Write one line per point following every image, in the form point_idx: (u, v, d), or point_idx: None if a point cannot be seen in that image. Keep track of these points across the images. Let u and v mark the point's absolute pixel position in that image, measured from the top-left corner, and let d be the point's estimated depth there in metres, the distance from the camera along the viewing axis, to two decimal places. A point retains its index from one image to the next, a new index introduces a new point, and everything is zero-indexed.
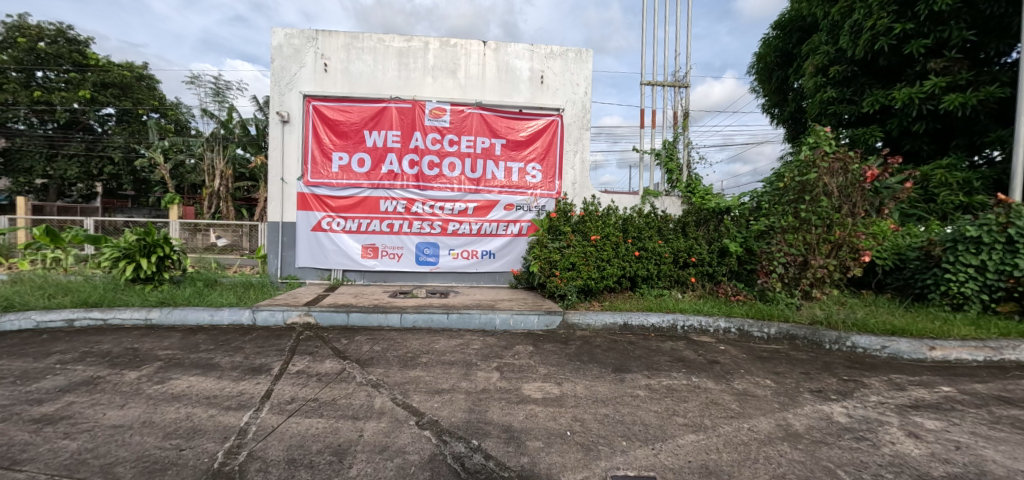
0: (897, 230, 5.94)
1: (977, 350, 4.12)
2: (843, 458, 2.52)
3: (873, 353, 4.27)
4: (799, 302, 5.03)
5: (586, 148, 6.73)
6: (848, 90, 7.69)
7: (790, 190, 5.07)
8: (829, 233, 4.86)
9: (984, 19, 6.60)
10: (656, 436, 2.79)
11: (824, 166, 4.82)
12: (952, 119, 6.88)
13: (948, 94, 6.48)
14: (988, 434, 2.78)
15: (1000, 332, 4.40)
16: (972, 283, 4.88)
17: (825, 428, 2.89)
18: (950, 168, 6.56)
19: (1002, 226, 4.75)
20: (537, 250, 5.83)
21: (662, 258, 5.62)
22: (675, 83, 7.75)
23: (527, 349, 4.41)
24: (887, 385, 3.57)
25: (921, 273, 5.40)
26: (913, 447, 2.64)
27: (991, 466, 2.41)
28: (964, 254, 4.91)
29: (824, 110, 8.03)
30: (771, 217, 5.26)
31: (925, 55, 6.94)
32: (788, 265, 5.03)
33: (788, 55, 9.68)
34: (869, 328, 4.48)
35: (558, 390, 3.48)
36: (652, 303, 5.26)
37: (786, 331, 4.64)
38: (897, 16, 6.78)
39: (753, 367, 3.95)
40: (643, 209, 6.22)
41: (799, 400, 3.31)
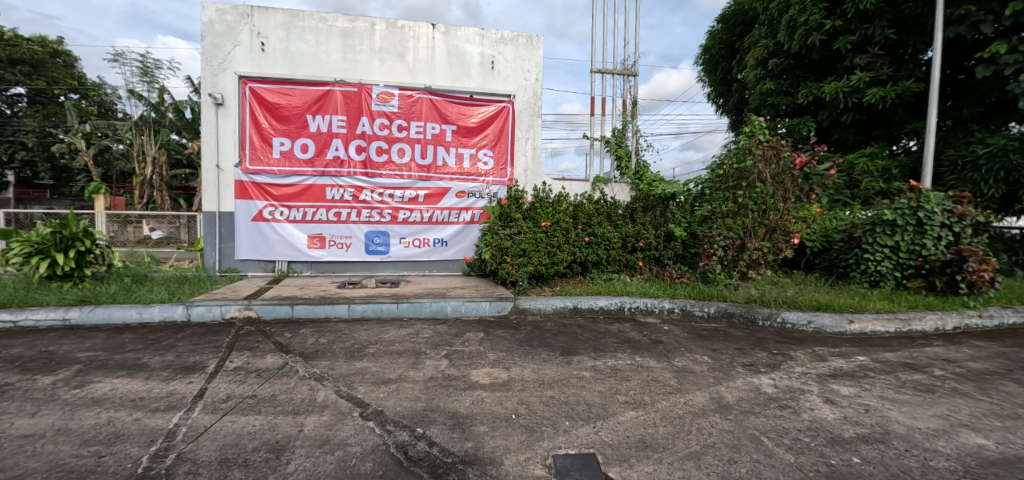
0: (824, 214, 6.36)
1: (889, 322, 4.54)
2: (767, 425, 2.72)
3: (801, 328, 4.56)
4: (737, 282, 5.32)
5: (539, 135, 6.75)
6: (784, 83, 8.14)
7: (729, 177, 5.30)
8: (765, 218, 5.18)
9: (904, 18, 7.04)
10: (599, 415, 2.88)
11: (760, 153, 5.11)
12: (875, 111, 7.41)
13: (871, 88, 6.97)
14: (894, 398, 3.07)
15: (909, 304, 4.88)
16: (887, 262, 5.34)
17: (754, 398, 3.09)
18: (873, 156, 7.11)
19: (914, 209, 5.21)
20: (489, 238, 5.74)
21: (612, 243, 5.75)
22: (624, 71, 7.82)
23: (477, 335, 4.40)
24: (810, 357, 3.86)
25: (845, 254, 5.84)
26: (829, 412, 2.88)
27: (894, 426, 2.67)
28: (882, 236, 5.37)
29: (764, 100, 8.44)
30: (713, 202, 5.48)
31: (852, 50, 7.40)
32: (727, 248, 5.29)
33: (731, 48, 10.09)
34: (798, 305, 4.80)
35: (506, 375, 3.52)
36: (601, 287, 5.39)
37: (724, 309, 4.87)
38: (828, 12, 7.17)
39: (693, 345, 4.15)
40: (593, 196, 6.31)
41: (733, 374, 3.51)
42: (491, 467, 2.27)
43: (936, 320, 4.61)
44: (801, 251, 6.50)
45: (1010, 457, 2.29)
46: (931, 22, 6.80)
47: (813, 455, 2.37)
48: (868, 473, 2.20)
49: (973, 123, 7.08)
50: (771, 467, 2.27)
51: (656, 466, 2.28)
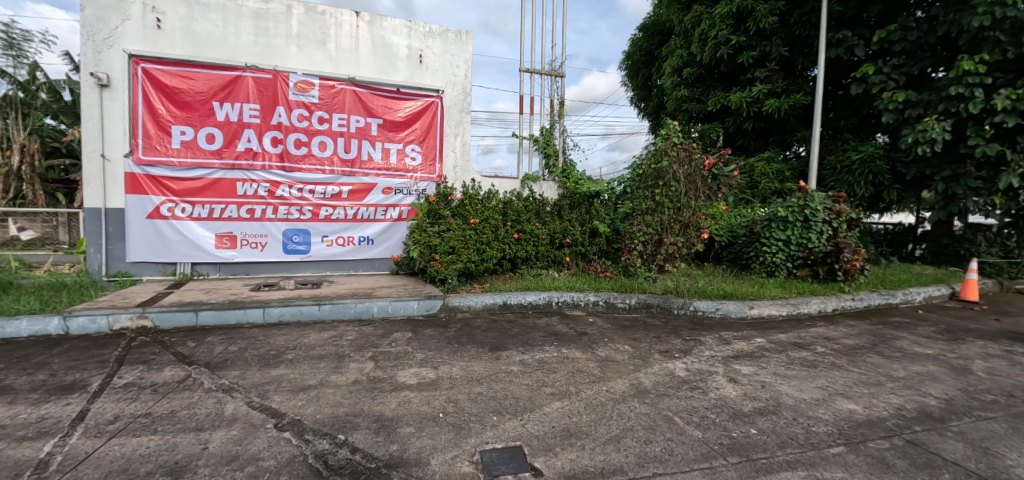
0: (729, 212, 7.03)
1: (782, 306, 5.14)
2: (680, 406, 2.94)
3: (709, 315, 5.02)
4: (656, 274, 5.72)
5: (469, 132, 6.75)
6: (697, 91, 8.90)
7: (648, 177, 5.68)
8: (679, 214, 5.66)
9: (795, 38, 7.97)
10: (526, 407, 2.95)
11: (674, 155, 5.58)
12: (771, 120, 8.33)
13: (768, 99, 7.81)
14: (785, 374, 3.48)
15: (798, 291, 5.56)
16: (782, 254, 6.04)
17: (668, 382, 3.33)
18: (769, 160, 8.05)
19: (801, 207, 5.93)
20: (417, 235, 5.59)
21: (540, 239, 5.89)
22: (552, 72, 8.05)
23: (405, 335, 4.30)
24: (717, 341, 4.26)
25: (748, 247, 6.48)
26: (732, 389, 3.19)
27: (784, 398, 3.03)
28: (776, 230, 6.06)
29: (680, 106, 9.21)
30: (634, 200, 5.80)
31: (753, 65, 8.24)
32: (647, 243, 5.65)
33: (651, 55, 10.80)
34: (707, 294, 5.26)
35: (434, 373, 3.47)
36: (530, 282, 5.50)
37: (643, 300, 5.18)
38: (734, 29, 7.92)
39: (616, 335, 4.39)
40: (522, 194, 6.40)
41: (650, 361, 3.75)
42: (416, 468, 2.23)
43: (820, 303, 5.29)
44: (710, 245, 7.12)
45: (873, 419, 2.70)
46: (816, 43, 7.75)
47: (718, 430, 2.61)
48: (763, 442, 2.47)
49: (849, 133, 8.21)
50: (682, 444, 2.47)
51: (579, 453, 2.38)
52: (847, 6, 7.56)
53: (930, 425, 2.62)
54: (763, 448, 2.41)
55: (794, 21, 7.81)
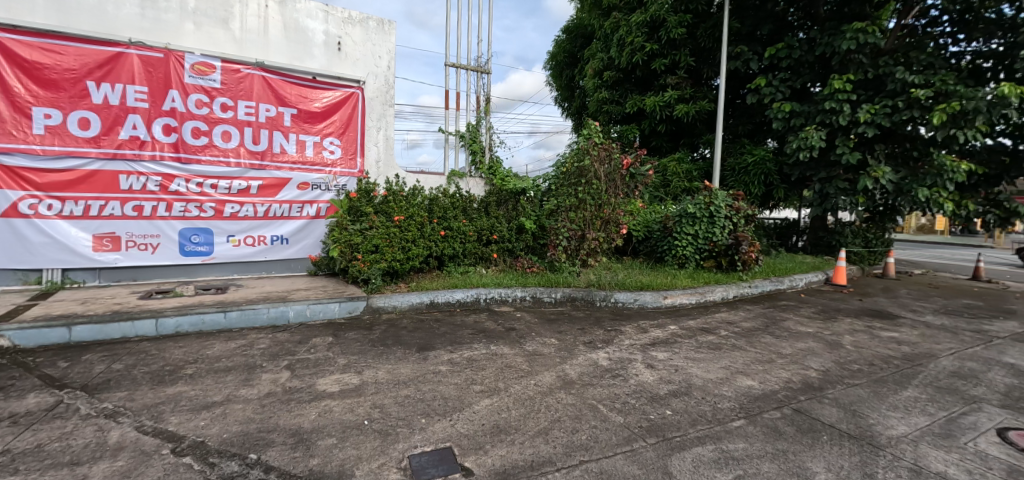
0: (646, 208, 7.58)
1: (692, 295, 5.63)
2: (604, 394, 3.09)
3: (629, 305, 5.35)
4: (580, 268, 5.98)
5: (392, 126, 6.53)
6: (616, 94, 9.45)
7: (571, 175, 6.12)
8: (600, 211, 6.08)
9: (700, 49, 8.67)
10: (455, 407, 2.93)
11: (594, 154, 6.08)
12: (680, 124, 9.08)
13: (678, 104, 8.51)
14: (695, 357, 3.82)
15: (705, 280, 6.16)
16: (691, 247, 6.62)
17: (593, 372, 3.49)
18: (680, 161, 8.70)
19: (708, 204, 6.55)
20: (337, 233, 5.30)
21: (467, 236, 5.87)
22: (479, 68, 8.04)
23: (325, 340, 4.05)
24: (636, 330, 4.56)
25: (663, 241, 7.01)
26: (650, 375, 3.43)
27: (694, 379, 3.33)
28: (686, 225, 6.64)
29: (601, 107, 9.59)
30: (558, 197, 6.17)
31: (665, 72, 8.93)
32: (571, 239, 6.00)
33: (574, 57, 11.30)
34: (627, 286, 5.61)
35: (358, 379, 3.32)
36: (457, 280, 5.47)
37: (569, 294, 5.44)
38: (648, 36, 8.59)
39: (542, 329, 4.52)
40: (448, 190, 6.36)
41: (575, 352, 3.91)
42: None
43: (723, 291, 5.90)
44: (628, 240, 7.60)
45: (768, 392, 3.07)
46: (718, 55, 8.53)
47: (638, 413, 2.80)
48: (677, 421, 2.69)
49: (745, 137, 9.21)
50: (605, 430, 2.61)
51: (510, 448, 2.42)
52: (744, 23, 8.46)
53: (811, 394, 3.04)
54: (677, 427, 2.63)
55: (700, 34, 8.54)
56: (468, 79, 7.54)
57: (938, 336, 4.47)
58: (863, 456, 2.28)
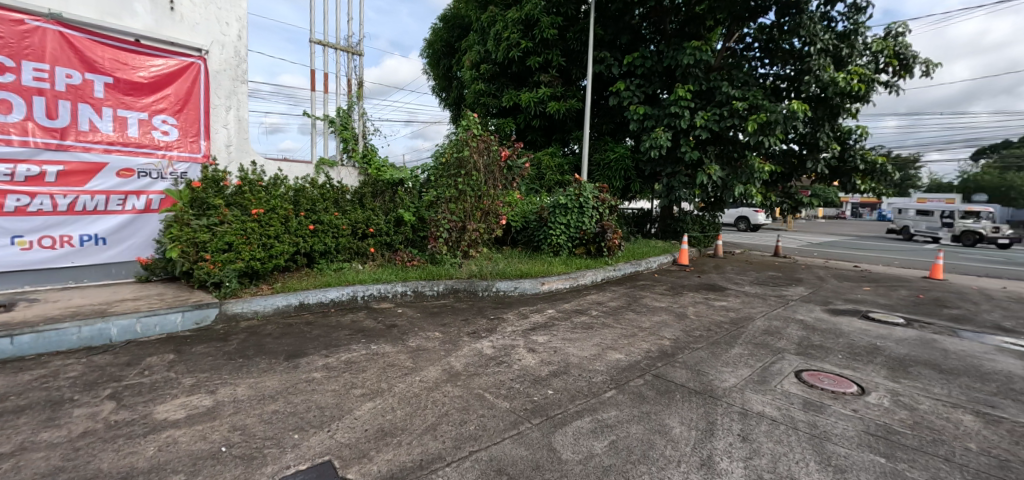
0: (523, 200, 7.90)
1: (566, 280, 6.06)
2: (490, 382, 3.13)
3: (510, 293, 5.56)
4: (461, 260, 6.06)
5: (245, 105, 5.79)
6: (493, 87, 9.75)
7: (450, 166, 6.08)
8: (480, 202, 6.20)
9: (569, 51, 9.42)
10: (334, 416, 2.67)
11: (474, 146, 6.06)
12: (552, 120, 9.73)
13: (551, 101, 9.09)
14: (570, 337, 4.11)
15: (577, 266, 6.70)
16: (565, 235, 7.12)
17: (478, 361, 3.51)
18: (552, 155, 9.35)
19: (579, 195, 7.05)
20: (175, 230, 4.38)
21: (340, 230, 5.51)
22: (349, 48, 7.49)
23: (163, 359, 3.37)
24: (517, 316, 4.76)
25: (540, 230, 7.37)
26: (532, 358, 3.58)
27: (571, 358, 3.58)
28: (559, 215, 7.09)
29: (477, 100, 9.85)
30: (438, 189, 6.05)
31: (539, 69, 9.48)
32: (452, 230, 6.00)
33: (450, 47, 11.64)
34: (507, 275, 5.80)
35: (210, 400, 2.82)
36: (330, 278, 5.04)
37: (451, 286, 5.40)
38: (523, 33, 8.96)
39: (426, 323, 4.42)
40: (317, 180, 5.80)
41: (460, 344, 3.89)
42: None
43: (593, 275, 6.48)
44: (508, 230, 7.80)
45: (632, 362, 3.45)
46: (586, 58, 9.33)
47: (523, 397, 2.89)
48: (558, 399, 2.85)
49: (609, 135, 10.12)
50: (493, 417, 2.65)
51: (396, 451, 2.29)
52: (607, 31, 9.37)
53: (665, 360, 3.50)
54: (559, 404, 2.79)
55: (570, 37, 9.34)
56: (338, 59, 7.02)
57: (754, 301, 5.54)
58: (707, 407, 2.69)
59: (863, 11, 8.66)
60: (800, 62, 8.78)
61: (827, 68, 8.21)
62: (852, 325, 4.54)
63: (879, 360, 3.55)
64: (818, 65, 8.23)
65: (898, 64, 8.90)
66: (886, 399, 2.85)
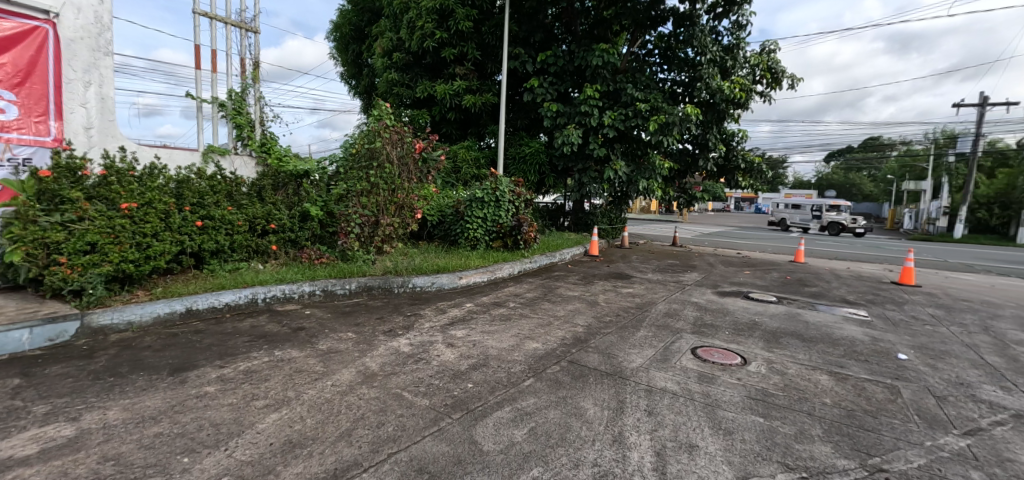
0: (438, 194, 7.75)
1: (484, 273, 6.14)
2: (409, 381, 3.05)
3: (426, 289, 5.51)
4: (374, 256, 5.89)
5: (108, 82, 4.98)
6: (406, 77, 9.64)
7: (361, 157, 5.96)
8: (394, 196, 6.19)
9: (484, 45, 9.56)
10: (233, 432, 2.38)
11: (387, 137, 6.05)
12: (467, 113, 9.85)
13: (466, 95, 9.18)
14: (488, 330, 4.16)
15: (494, 259, 6.80)
16: (482, 229, 7.22)
17: (395, 360, 3.40)
18: (467, 148, 9.44)
19: (493, 189, 7.25)
20: (18, 229, 3.62)
21: (234, 226, 4.94)
22: (242, 23, 6.81)
23: (2, 386, 2.76)
24: (434, 311, 4.70)
25: (456, 224, 7.40)
26: (451, 353, 3.56)
27: (490, 350, 3.62)
28: (476, 209, 7.18)
29: (390, 89, 9.64)
30: (348, 182, 5.89)
31: (454, 61, 9.51)
32: (363, 225, 5.84)
33: (360, 32, 11.31)
34: (424, 271, 5.73)
35: (71, 429, 2.35)
36: (225, 280, 4.57)
37: (364, 284, 5.19)
38: (438, 24, 8.88)
39: (337, 324, 4.18)
40: (205, 171, 5.29)
41: (375, 344, 3.74)
42: None
43: (510, 268, 6.63)
44: (424, 224, 7.79)
45: (549, 350, 3.58)
46: (501, 53, 9.54)
47: (442, 392, 2.85)
48: (479, 392, 2.86)
49: (524, 130, 10.36)
50: (412, 416, 2.57)
51: (307, 463, 2.11)
52: (521, 27, 9.58)
53: (579, 346, 3.69)
54: (479, 397, 2.80)
55: (485, 31, 9.32)
56: (228, 35, 6.36)
57: (656, 287, 6.08)
58: (617, 387, 2.89)
59: (744, 28, 9.83)
60: (693, 70, 9.70)
61: (714, 77, 9.20)
62: (736, 304, 5.17)
63: (757, 333, 4.08)
64: (708, 73, 9.18)
65: (770, 77, 10.28)
66: (763, 367, 3.28)
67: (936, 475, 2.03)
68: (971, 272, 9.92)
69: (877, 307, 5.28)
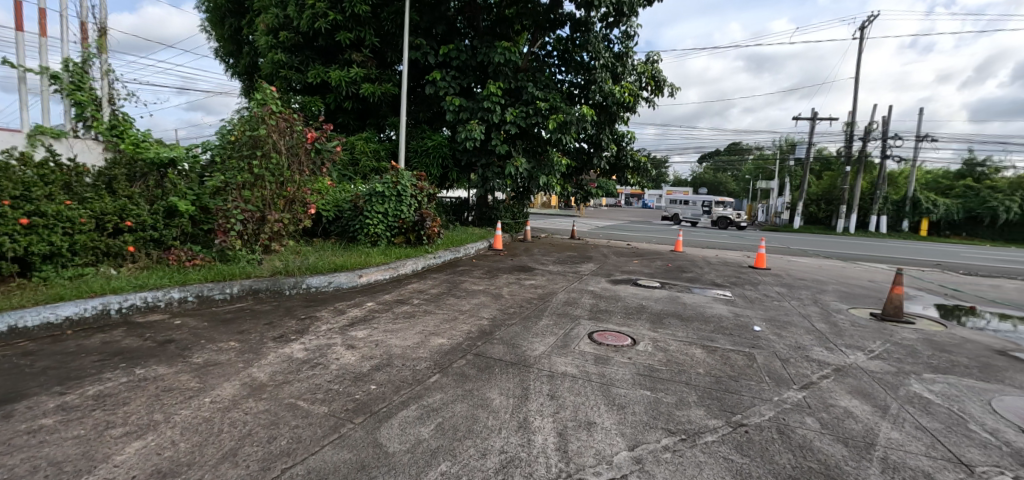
0: (334, 188, 7.45)
1: (386, 271, 5.98)
2: (303, 388, 2.83)
3: (323, 289, 5.20)
4: (260, 255, 5.40)
5: None
6: (295, 60, 8.97)
7: (242, 144, 5.39)
8: (283, 189, 5.79)
9: (383, 33, 9.25)
10: (82, 468, 1.96)
11: (272, 124, 5.54)
12: (366, 103, 9.49)
13: (364, 83, 8.81)
14: (390, 328, 4.05)
15: (397, 256, 6.64)
16: (382, 225, 7.00)
17: (287, 368, 3.14)
18: (367, 140, 9.07)
19: (394, 183, 7.02)
20: None
21: (75, 223, 4.11)
22: None
23: None
24: (332, 313, 4.43)
25: (354, 220, 7.10)
26: (351, 355, 3.39)
27: (393, 349, 3.53)
28: (375, 204, 6.94)
29: (276, 72, 8.90)
30: (226, 173, 5.26)
31: (350, 47, 9.06)
32: (246, 222, 5.27)
33: (239, 6, 10.21)
34: (319, 270, 5.40)
35: None
36: (65, 289, 3.80)
37: (248, 286, 4.71)
38: (331, 5, 8.39)
39: (216, 333, 3.73)
40: (30, 156, 4.35)
41: (263, 352, 3.41)
42: None
43: (414, 264, 6.55)
44: (318, 220, 7.36)
45: (454, 345, 3.60)
46: (400, 42, 9.31)
47: (342, 398, 2.71)
48: (383, 393, 2.77)
49: (426, 124, 10.43)
50: (309, 426, 2.39)
51: None
52: (422, 17, 9.40)
53: (484, 338, 3.77)
54: (383, 398, 2.71)
55: (384, 17, 9.00)
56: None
57: (556, 278, 6.45)
58: (521, 375, 3.01)
59: (632, 38, 10.73)
60: (588, 74, 10.32)
61: (606, 81, 9.96)
62: (627, 291, 5.70)
63: (645, 316, 4.55)
64: (600, 77, 9.87)
65: (654, 85, 11.43)
66: (649, 345, 3.67)
67: (781, 424, 2.47)
68: (807, 256, 12.16)
69: (738, 288, 6.22)
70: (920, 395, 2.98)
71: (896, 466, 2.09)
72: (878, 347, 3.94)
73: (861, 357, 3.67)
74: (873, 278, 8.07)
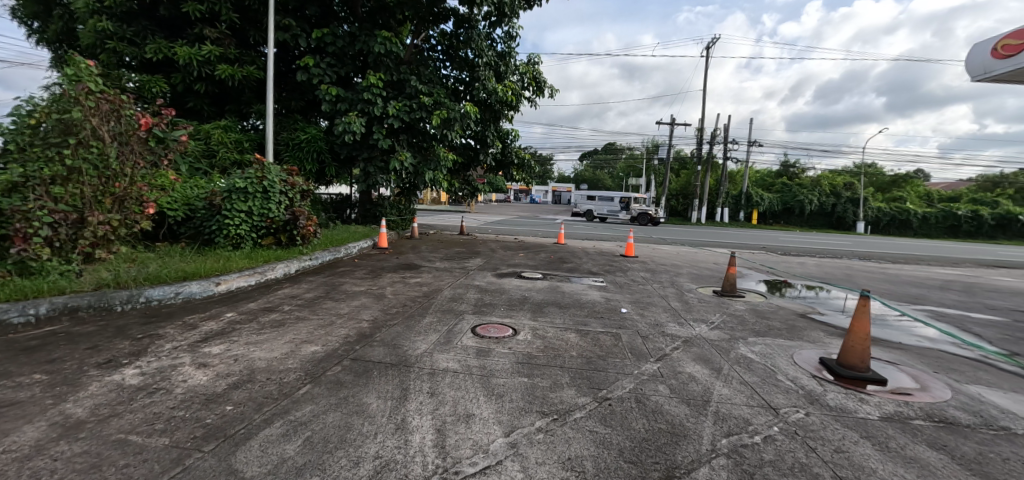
0: (183, 184, 6.45)
1: (250, 276, 5.38)
2: (136, 420, 2.40)
3: (168, 302, 4.48)
4: (79, 265, 4.45)
5: None
6: (128, 30, 7.56)
7: (48, 129, 4.41)
8: (110, 186, 4.86)
9: (245, 9, 8.23)
10: None
11: (89, 106, 4.57)
12: (225, 88, 8.39)
13: (220, 64, 7.73)
14: (254, 340, 3.64)
15: (264, 259, 6.00)
16: (245, 225, 6.22)
17: (114, 399, 2.62)
18: (226, 129, 8.02)
19: (260, 178, 6.32)
20: None
21: None
22: None
23: None
24: (180, 329, 3.81)
25: (209, 221, 6.23)
26: (202, 375, 2.97)
27: (256, 363, 3.19)
28: (237, 202, 6.15)
29: (102, 42, 7.48)
30: (25, 164, 4.26)
31: (202, 21, 7.90)
32: (58, 226, 4.30)
33: None
34: (161, 279, 4.63)
35: None
36: None
37: (62, 304, 3.82)
38: None
39: (12, 366, 2.95)
40: None
41: (81, 383, 2.80)
42: None
43: (284, 267, 5.99)
44: (163, 221, 6.29)
45: (329, 352, 3.38)
46: (265, 20, 8.35)
47: (188, 425, 2.35)
48: (241, 413, 2.48)
49: (298, 113, 9.65)
50: (144, 463, 2.01)
51: None
52: None
53: (363, 342, 3.60)
54: (241, 419, 2.42)
55: None
56: None
57: (443, 275, 6.44)
58: (401, 377, 2.93)
59: (514, 39, 11.11)
60: (472, 71, 10.41)
61: (489, 79, 10.09)
62: (512, 284, 5.92)
63: (527, 306, 4.78)
64: (484, 75, 10.00)
65: (535, 86, 12.05)
66: (529, 334, 3.87)
67: (639, 394, 2.79)
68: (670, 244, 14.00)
69: (611, 275, 6.88)
70: (745, 356, 3.62)
71: (724, 417, 2.51)
72: (717, 319, 4.69)
73: (704, 328, 4.34)
74: (718, 261, 9.61)
